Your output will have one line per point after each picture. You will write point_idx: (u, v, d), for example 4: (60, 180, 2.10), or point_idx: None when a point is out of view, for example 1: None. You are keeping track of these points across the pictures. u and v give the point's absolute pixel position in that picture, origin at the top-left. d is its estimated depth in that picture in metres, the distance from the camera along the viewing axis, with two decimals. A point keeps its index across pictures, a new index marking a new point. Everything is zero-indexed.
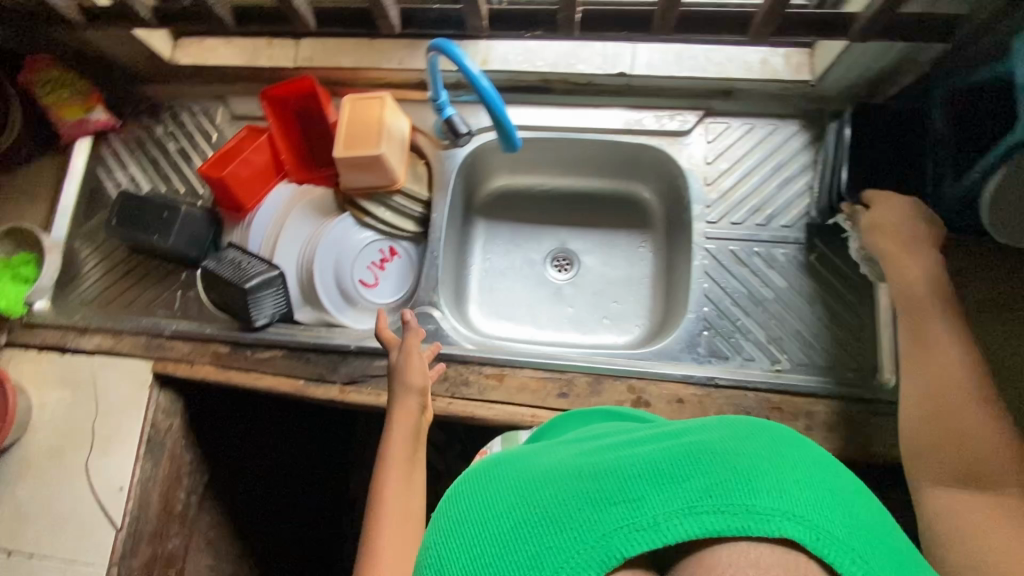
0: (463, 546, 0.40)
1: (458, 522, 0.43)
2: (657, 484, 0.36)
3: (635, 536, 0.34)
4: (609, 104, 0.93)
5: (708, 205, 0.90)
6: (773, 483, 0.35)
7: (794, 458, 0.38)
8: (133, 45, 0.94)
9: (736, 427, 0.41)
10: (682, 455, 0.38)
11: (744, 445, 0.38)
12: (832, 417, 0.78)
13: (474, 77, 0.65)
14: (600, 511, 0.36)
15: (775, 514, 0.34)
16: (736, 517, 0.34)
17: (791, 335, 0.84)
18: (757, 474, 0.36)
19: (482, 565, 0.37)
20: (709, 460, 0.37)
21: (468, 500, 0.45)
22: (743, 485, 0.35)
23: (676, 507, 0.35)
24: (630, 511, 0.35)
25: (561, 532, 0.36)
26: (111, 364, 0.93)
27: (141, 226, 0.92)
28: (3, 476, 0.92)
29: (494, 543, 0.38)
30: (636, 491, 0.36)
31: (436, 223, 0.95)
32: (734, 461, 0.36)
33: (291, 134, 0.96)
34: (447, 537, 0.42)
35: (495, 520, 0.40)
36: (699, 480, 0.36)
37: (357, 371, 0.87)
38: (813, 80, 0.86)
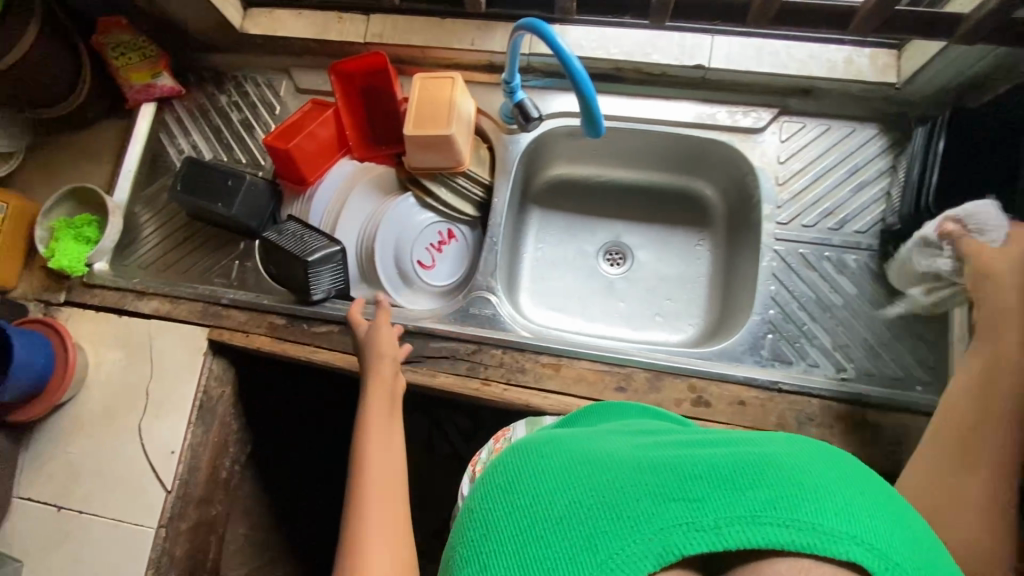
0: (510, 517, 0.39)
1: (505, 492, 0.42)
2: (721, 486, 0.35)
3: (692, 535, 0.34)
4: (681, 97, 0.91)
5: (780, 206, 0.88)
6: (843, 505, 0.34)
7: (861, 484, 0.36)
8: (206, 11, 0.94)
9: (803, 444, 0.39)
10: (747, 462, 0.37)
11: (812, 462, 0.37)
12: (899, 430, 0.76)
13: (567, 58, 0.64)
14: (660, 506, 0.35)
15: (842, 535, 0.32)
16: (804, 535, 0.32)
17: (859, 343, 0.82)
18: (826, 493, 0.34)
19: (531, 539, 0.37)
20: (777, 473, 0.35)
21: (513, 472, 0.44)
22: (810, 501, 0.33)
23: (740, 513, 0.34)
24: (690, 510, 0.35)
25: (617, 519, 0.35)
26: (167, 329, 0.94)
27: (206, 194, 0.92)
28: (54, 433, 0.92)
29: (544, 518, 0.37)
30: (697, 491, 0.35)
31: (496, 207, 0.94)
32: (801, 477, 0.35)
33: (356, 110, 0.95)
34: (494, 506, 0.42)
35: (545, 497, 0.39)
36: (763, 490, 0.34)
37: (412, 351, 0.87)
38: (899, 82, 0.84)
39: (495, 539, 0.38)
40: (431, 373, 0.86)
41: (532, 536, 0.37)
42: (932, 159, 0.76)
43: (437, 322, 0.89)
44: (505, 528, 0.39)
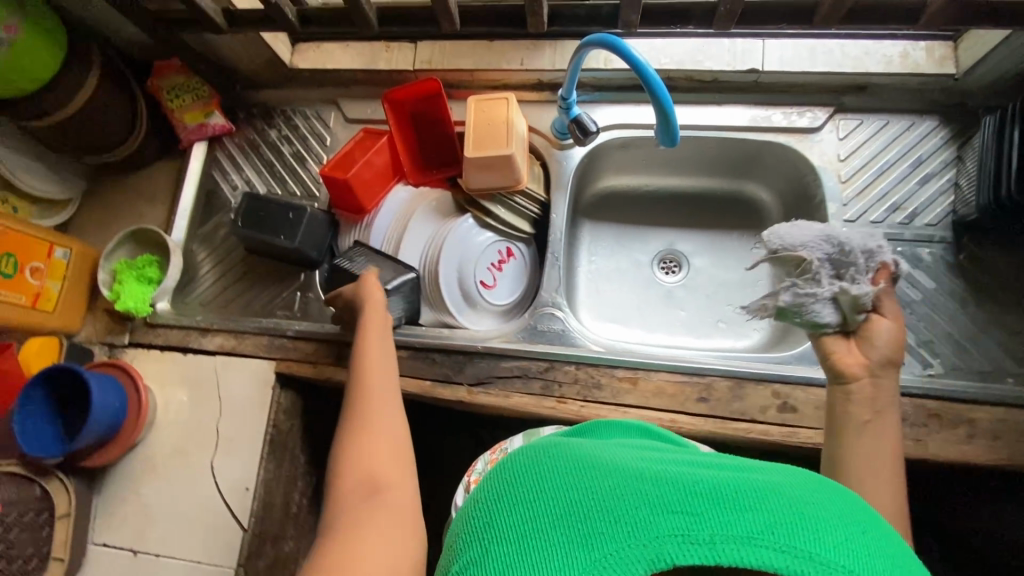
0: (515, 507, 0.42)
1: (512, 484, 0.45)
2: (719, 505, 0.37)
3: (687, 546, 0.36)
4: (735, 101, 0.91)
5: (845, 204, 0.87)
6: (838, 538, 0.36)
7: (851, 518, 0.38)
8: (259, 49, 0.95)
9: (806, 476, 0.42)
10: (750, 487, 0.39)
11: (817, 495, 0.39)
12: (996, 425, 0.74)
13: (641, 66, 0.66)
14: (659, 516, 0.37)
15: (833, 566, 0.35)
16: (796, 561, 0.35)
17: (943, 337, 0.80)
18: (823, 525, 0.37)
19: (534, 530, 0.40)
20: (779, 501, 0.38)
21: (523, 467, 0.46)
22: (806, 531, 0.36)
23: (736, 532, 0.36)
24: (687, 523, 0.37)
25: (618, 523, 0.38)
26: (234, 364, 0.94)
27: (267, 227, 0.93)
28: (126, 475, 0.92)
29: (551, 512, 0.40)
30: (695, 504, 0.38)
31: (555, 223, 0.94)
32: (802, 507, 0.37)
33: (409, 136, 0.96)
34: (502, 495, 0.44)
35: (549, 496, 0.42)
36: (761, 514, 0.37)
37: (483, 373, 0.87)
38: (958, 73, 0.83)
39: (500, 527, 0.42)
40: (505, 393, 0.85)
41: (534, 528, 0.40)
42: (1008, 145, 0.75)
43: (506, 342, 0.88)
44: (511, 515, 0.42)
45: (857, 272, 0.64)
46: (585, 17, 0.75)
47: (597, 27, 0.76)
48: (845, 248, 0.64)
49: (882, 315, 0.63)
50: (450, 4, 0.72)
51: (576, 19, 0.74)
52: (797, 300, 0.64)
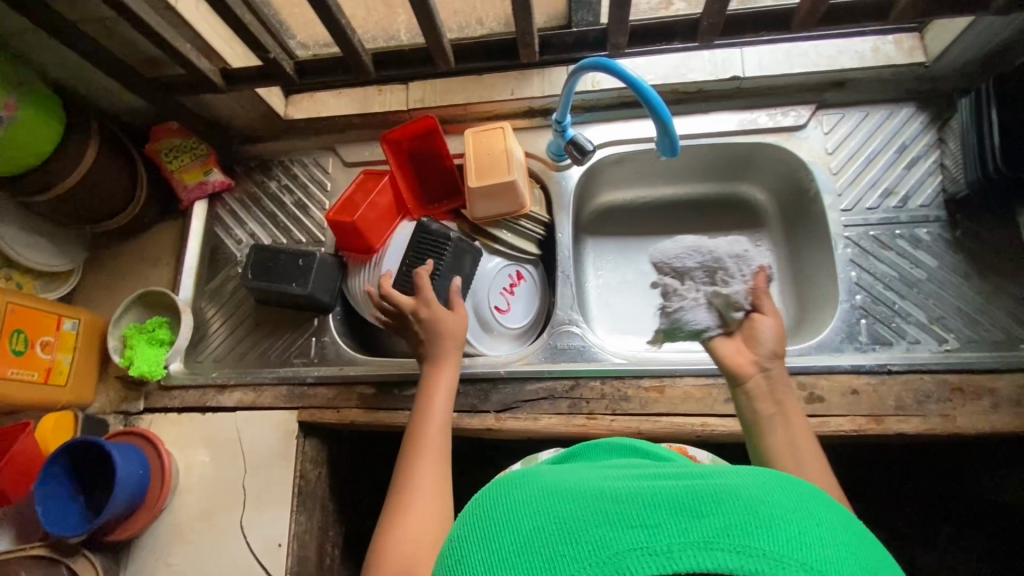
0: (481, 541, 0.40)
1: (479, 518, 0.43)
2: (675, 513, 0.35)
3: (645, 559, 0.34)
4: (721, 109, 0.95)
5: (839, 195, 0.90)
6: (796, 534, 0.35)
7: (815, 513, 0.37)
8: (254, 104, 0.97)
9: (768, 476, 0.40)
10: (705, 490, 0.37)
11: (777, 496, 0.37)
12: (1018, 391, 0.76)
13: (639, 85, 0.68)
14: (614, 531, 0.35)
15: (792, 563, 0.33)
16: (753, 560, 0.33)
17: (953, 313, 0.82)
18: (780, 523, 0.35)
19: (500, 562, 0.38)
20: (735, 502, 0.36)
21: (491, 499, 0.44)
22: (762, 530, 0.34)
23: (692, 539, 0.34)
24: (643, 535, 0.35)
25: (576, 544, 0.36)
26: (254, 418, 0.92)
27: (277, 277, 0.93)
28: (153, 546, 0.89)
29: (515, 542, 0.38)
30: (652, 516, 0.35)
31: (561, 242, 0.96)
32: (757, 506, 0.36)
33: (409, 175, 0.98)
34: (470, 529, 0.43)
35: (515, 525, 0.40)
36: (717, 518, 0.35)
37: (509, 398, 0.86)
38: (928, 61, 0.87)
39: (466, 564, 0.40)
40: (533, 416, 0.85)
41: (501, 559, 0.38)
42: (987, 124, 0.78)
43: (528, 364, 0.89)
44: (479, 549, 0.40)
45: (728, 276, 0.69)
46: (574, 44, 0.78)
47: (587, 51, 0.79)
48: (713, 257, 0.70)
49: (763, 313, 0.68)
50: (445, 43, 0.75)
51: (566, 46, 0.77)
52: (671, 318, 0.69)
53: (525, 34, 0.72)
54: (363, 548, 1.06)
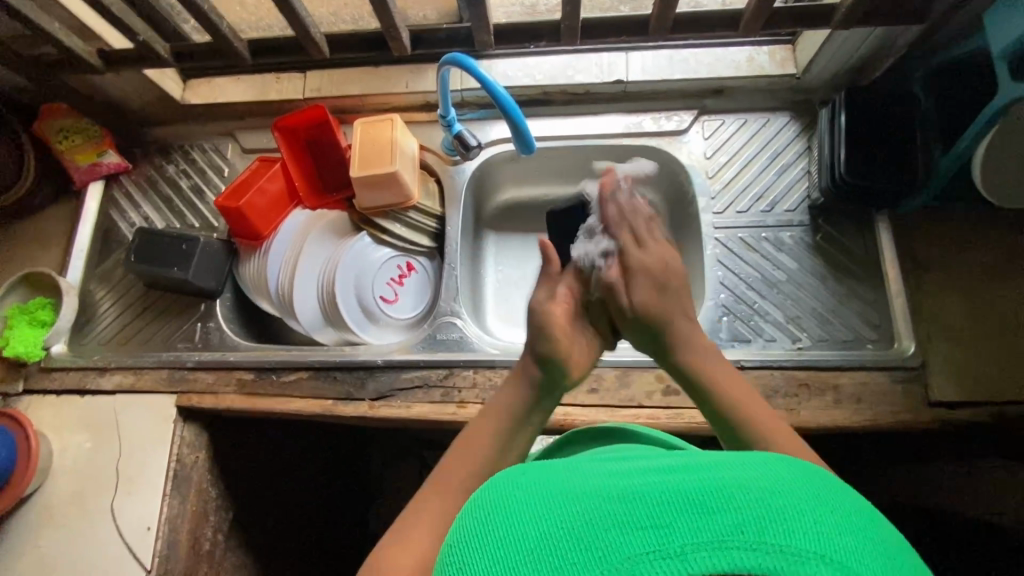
0: (479, 548, 0.38)
1: (477, 521, 0.40)
2: (683, 512, 0.34)
3: (658, 563, 0.33)
4: (609, 111, 0.98)
5: (713, 198, 0.93)
6: (811, 525, 0.34)
7: (834, 500, 0.36)
8: (146, 87, 0.97)
9: (774, 466, 0.39)
10: (717, 486, 0.36)
11: (786, 484, 0.36)
12: (860, 388, 0.80)
13: (492, 86, 0.71)
14: (624, 535, 0.34)
15: (815, 557, 0.32)
16: (772, 557, 0.32)
17: (809, 313, 0.86)
18: (795, 513, 0.34)
19: (498, 571, 0.36)
20: (747, 497, 0.35)
21: (488, 502, 0.42)
22: (778, 523, 0.33)
23: (707, 538, 0.33)
24: (654, 537, 0.34)
25: (584, 550, 0.34)
26: (133, 401, 0.92)
27: (159, 260, 0.93)
28: (21, 528, 0.88)
29: (515, 549, 0.36)
30: (661, 516, 0.34)
31: (450, 236, 0.97)
32: (769, 498, 0.35)
33: (302, 163, 0.98)
34: (466, 533, 0.40)
35: (515, 528, 0.38)
36: (730, 514, 0.34)
37: (384, 386, 0.88)
38: (798, 73, 0.91)
39: (464, 571, 0.37)
40: (406, 404, 0.86)
41: (499, 568, 0.36)
42: (837, 134, 0.83)
43: (406, 353, 0.90)
44: (478, 555, 0.38)
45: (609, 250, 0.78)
46: (445, 40, 0.80)
47: (460, 48, 0.82)
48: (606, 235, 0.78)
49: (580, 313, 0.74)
50: (312, 32, 0.76)
51: (437, 41, 0.80)
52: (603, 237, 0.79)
53: (390, 28, 0.74)
54: (254, 535, 1.05)
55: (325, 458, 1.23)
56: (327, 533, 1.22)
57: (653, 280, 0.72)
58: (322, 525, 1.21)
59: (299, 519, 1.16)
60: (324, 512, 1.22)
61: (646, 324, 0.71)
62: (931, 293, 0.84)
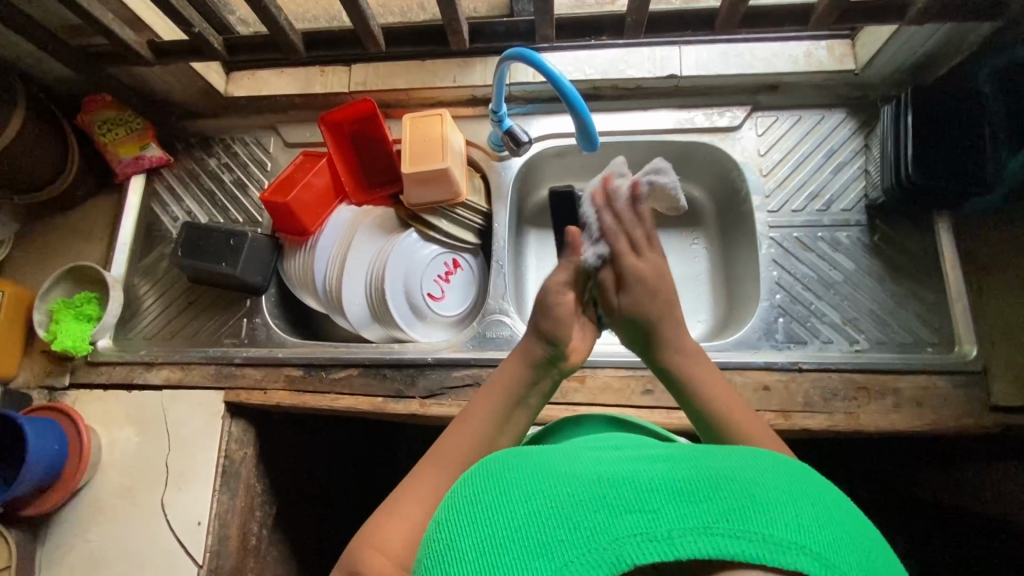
0: (472, 526, 0.38)
1: (469, 500, 0.40)
2: (672, 498, 0.35)
3: (646, 545, 0.33)
4: (660, 106, 0.96)
5: (767, 196, 0.92)
6: (792, 516, 0.34)
7: (814, 492, 0.37)
8: (191, 79, 0.96)
9: (757, 458, 0.39)
10: (705, 475, 0.36)
11: (769, 476, 0.37)
12: (919, 392, 0.79)
13: (560, 81, 0.70)
14: (611, 518, 0.34)
15: (790, 546, 0.33)
16: (755, 545, 0.33)
17: (865, 314, 0.85)
18: (774, 504, 0.35)
19: (492, 549, 0.36)
20: (732, 487, 0.35)
21: (477, 480, 0.42)
22: (761, 513, 0.34)
23: (693, 524, 0.33)
24: (643, 521, 0.34)
25: (575, 530, 0.34)
26: (181, 397, 0.92)
27: (207, 256, 0.92)
28: (73, 521, 0.88)
29: (508, 526, 0.36)
30: (651, 501, 0.35)
31: (497, 233, 0.96)
32: (753, 489, 0.35)
33: (348, 157, 0.96)
34: (456, 509, 0.40)
35: (506, 508, 0.37)
36: (717, 502, 0.34)
37: (435, 384, 0.87)
38: (857, 68, 0.89)
39: (456, 548, 0.37)
40: (457, 403, 0.85)
41: (493, 546, 0.36)
42: (903, 133, 0.81)
43: (456, 352, 0.89)
44: (470, 532, 0.37)
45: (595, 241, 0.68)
46: (505, 33, 0.79)
47: (518, 42, 0.80)
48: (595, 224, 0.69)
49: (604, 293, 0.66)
50: (371, 25, 0.75)
51: (496, 34, 0.78)
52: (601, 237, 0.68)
53: (452, 20, 0.73)
54: (296, 530, 1.06)
55: (363, 454, 1.22)
56: None
57: (648, 288, 0.64)
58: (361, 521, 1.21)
59: (337, 514, 1.16)
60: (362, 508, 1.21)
61: (633, 323, 0.66)
62: (993, 296, 0.82)
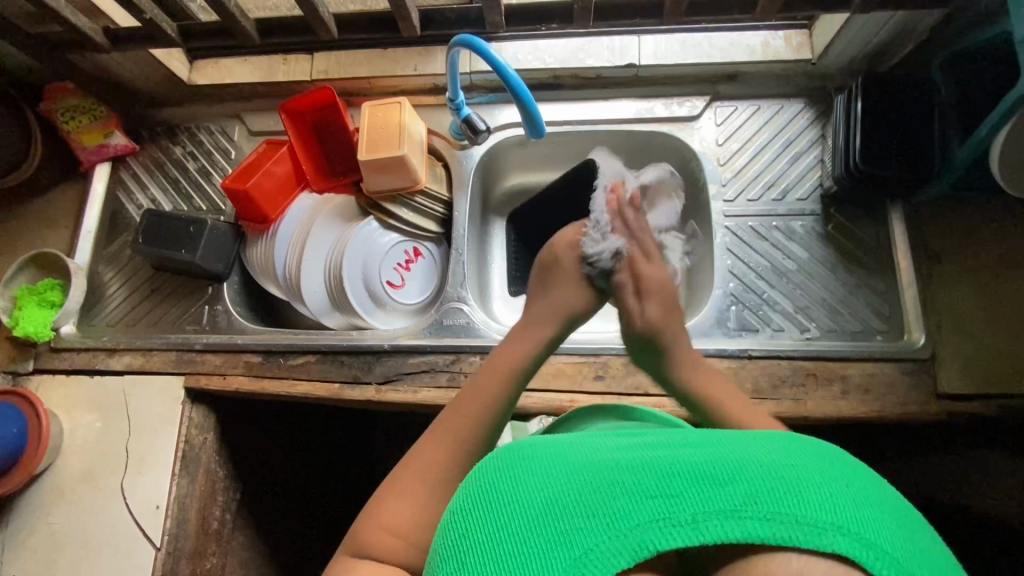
0: (491, 515, 0.38)
1: (487, 487, 0.41)
2: (697, 483, 0.35)
3: (671, 531, 0.34)
4: (620, 96, 0.97)
5: (724, 185, 0.92)
6: (824, 496, 0.35)
7: (845, 473, 0.37)
8: (153, 67, 0.96)
9: (788, 442, 0.39)
10: (729, 460, 0.37)
11: (797, 458, 0.37)
12: (867, 379, 0.80)
13: (506, 71, 0.72)
14: (635, 504, 0.35)
15: (827, 526, 0.33)
16: (785, 527, 0.33)
17: (817, 303, 0.86)
18: (806, 485, 0.35)
19: (515, 537, 0.36)
20: (759, 470, 0.36)
21: (499, 471, 0.42)
22: (791, 495, 0.34)
23: (718, 509, 0.34)
24: (666, 508, 0.35)
25: (597, 517, 0.35)
26: (142, 382, 0.92)
27: (167, 242, 0.93)
28: (34, 505, 0.89)
29: (530, 516, 0.37)
30: (673, 487, 0.36)
31: (458, 221, 0.97)
32: (782, 470, 0.36)
33: (309, 145, 0.97)
34: (474, 498, 0.41)
35: (529, 498, 0.38)
36: (742, 486, 0.35)
37: (391, 370, 0.88)
38: (814, 58, 0.89)
39: (481, 538, 0.38)
40: (412, 389, 0.86)
41: (513, 533, 0.37)
42: (853, 122, 0.81)
43: (412, 338, 0.90)
44: (489, 521, 0.38)
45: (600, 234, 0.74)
46: (455, 20, 0.80)
47: (470, 29, 0.81)
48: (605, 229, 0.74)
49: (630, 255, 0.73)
50: (322, 13, 0.76)
51: (447, 21, 0.79)
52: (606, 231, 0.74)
53: (400, 7, 0.73)
54: (261, 515, 1.06)
55: (331, 442, 1.23)
56: (334, 517, 1.22)
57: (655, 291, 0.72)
58: (329, 508, 1.22)
59: (305, 500, 1.17)
60: (329, 496, 1.22)
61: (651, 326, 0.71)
62: (944, 284, 0.83)
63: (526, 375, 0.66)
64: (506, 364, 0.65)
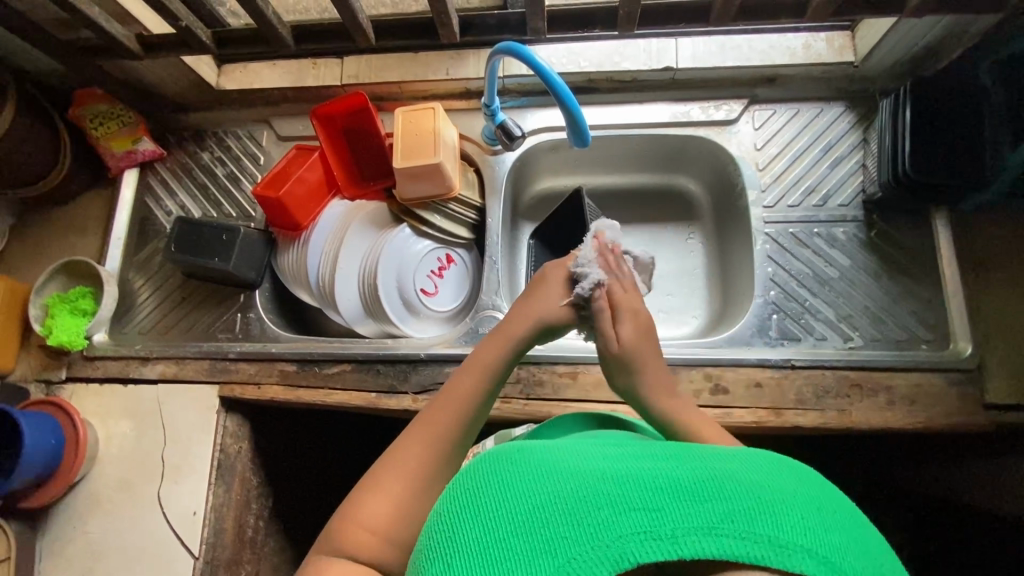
0: (470, 518, 0.35)
1: (469, 488, 0.37)
2: (677, 496, 0.32)
3: (649, 544, 0.31)
4: (655, 99, 0.95)
5: (763, 191, 0.91)
6: (797, 518, 0.32)
7: (816, 495, 0.35)
8: (182, 72, 0.95)
9: (769, 462, 0.37)
10: (711, 475, 0.34)
11: (774, 478, 0.35)
12: (912, 389, 0.78)
13: (551, 79, 0.70)
14: (617, 515, 0.32)
15: (799, 550, 0.31)
16: (758, 545, 0.31)
17: (861, 312, 0.84)
18: (779, 506, 0.32)
19: (493, 543, 0.33)
20: (738, 488, 0.33)
21: (479, 469, 0.38)
22: (766, 514, 0.32)
23: (698, 524, 0.31)
24: (647, 519, 0.32)
25: (577, 526, 0.32)
26: (176, 390, 0.92)
27: (200, 251, 0.92)
28: (71, 513, 0.89)
29: (509, 521, 0.34)
30: (655, 499, 0.33)
31: (491, 227, 0.96)
32: (759, 490, 0.33)
33: (340, 151, 0.96)
34: (457, 498, 0.37)
35: (508, 501, 0.35)
36: (720, 503, 0.32)
37: (428, 380, 0.87)
38: (857, 61, 0.87)
39: (458, 546, 0.34)
40: None
41: (496, 539, 0.33)
42: (900, 127, 0.80)
43: (448, 347, 0.89)
44: (470, 523, 0.35)
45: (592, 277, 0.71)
46: (496, 26, 0.78)
47: (510, 35, 0.80)
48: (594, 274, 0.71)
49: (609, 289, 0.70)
50: (361, 19, 0.75)
51: (488, 27, 0.78)
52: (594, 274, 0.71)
53: (442, 15, 0.72)
54: (293, 521, 1.07)
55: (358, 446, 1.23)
56: None
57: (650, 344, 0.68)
58: None
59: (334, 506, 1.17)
60: None
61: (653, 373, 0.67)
62: (990, 293, 0.81)
63: (528, 344, 0.68)
64: (479, 363, 0.64)
